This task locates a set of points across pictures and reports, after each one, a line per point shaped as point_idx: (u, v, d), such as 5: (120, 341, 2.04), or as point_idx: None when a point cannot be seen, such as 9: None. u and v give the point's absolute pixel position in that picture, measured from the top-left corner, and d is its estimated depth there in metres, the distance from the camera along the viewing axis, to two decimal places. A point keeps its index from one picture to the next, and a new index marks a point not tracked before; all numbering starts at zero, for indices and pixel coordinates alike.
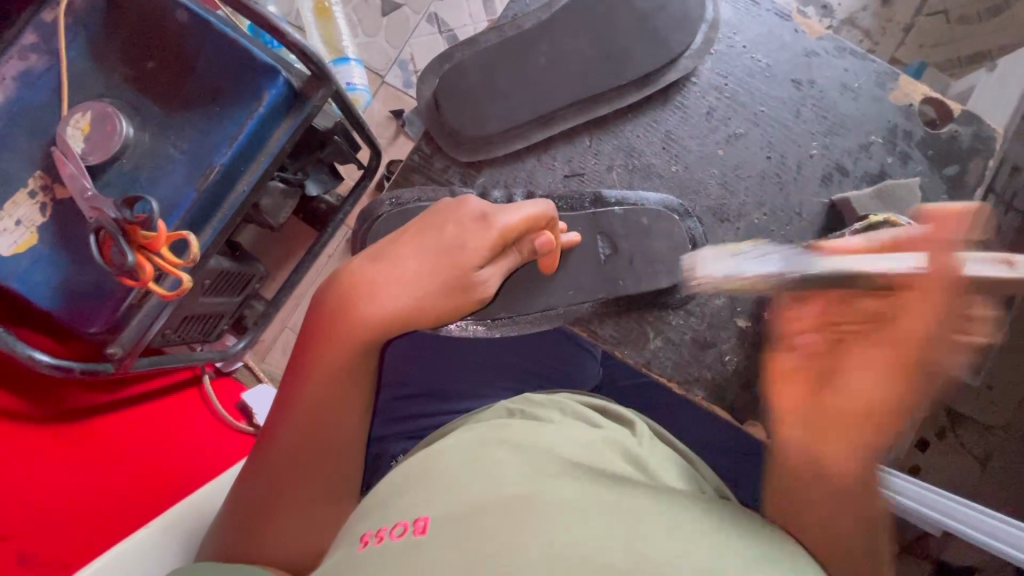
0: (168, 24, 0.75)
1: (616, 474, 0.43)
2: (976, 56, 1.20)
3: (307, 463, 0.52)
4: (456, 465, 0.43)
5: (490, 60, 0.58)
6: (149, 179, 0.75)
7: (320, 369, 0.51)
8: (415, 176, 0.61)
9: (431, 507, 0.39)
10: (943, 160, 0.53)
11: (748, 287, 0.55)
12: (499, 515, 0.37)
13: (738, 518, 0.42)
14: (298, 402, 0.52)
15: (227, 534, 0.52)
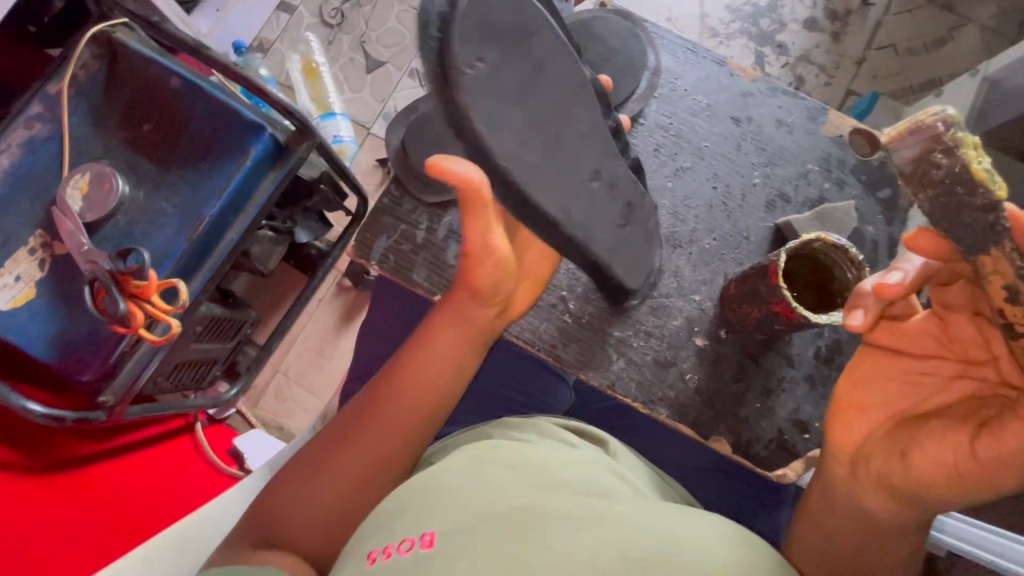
0: (162, 90, 0.81)
1: (598, 491, 0.45)
2: (927, 84, 1.27)
3: (358, 476, 0.53)
4: (451, 481, 0.45)
5: None
6: (143, 233, 0.79)
7: (448, 339, 0.53)
8: (386, 218, 0.60)
9: (436, 520, 0.42)
10: (875, 184, 0.58)
11: (704, 307, 0.55)
12: (502, 526, 0.40)
13: (710, 519, 0.44)
14: (409, 376, 0.54)
15: (273, 490, 0.54)
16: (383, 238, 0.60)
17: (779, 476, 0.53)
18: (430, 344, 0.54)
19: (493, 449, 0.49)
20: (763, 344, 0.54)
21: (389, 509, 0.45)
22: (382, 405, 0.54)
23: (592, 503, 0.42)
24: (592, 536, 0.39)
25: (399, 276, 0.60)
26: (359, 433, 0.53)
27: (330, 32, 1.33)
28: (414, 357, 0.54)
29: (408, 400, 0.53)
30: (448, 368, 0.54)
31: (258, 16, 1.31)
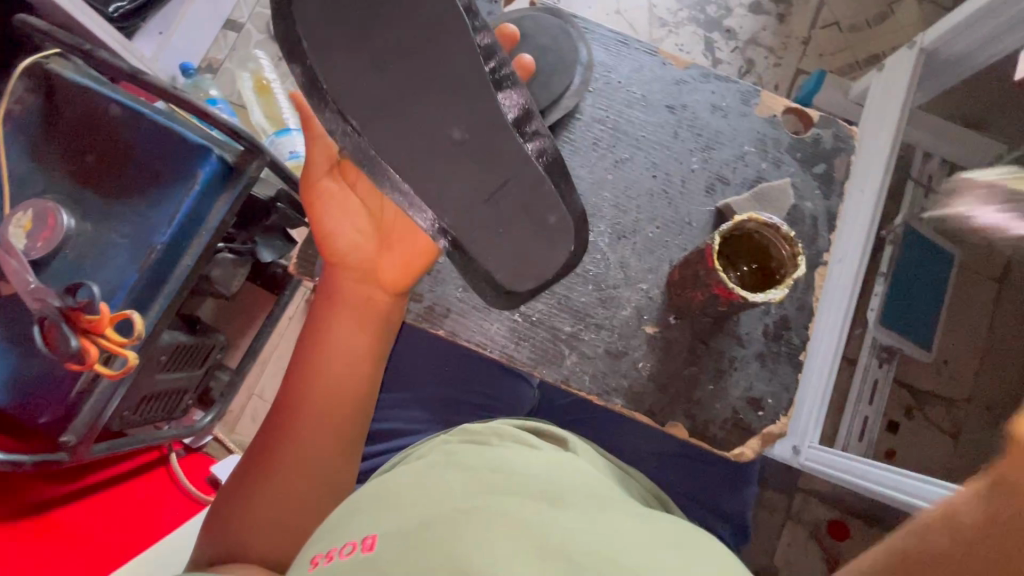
0: (102, 118, 0.80)
1: (546, 491, 0.45)
2: (872, 58, 1.30)
3: (292, 470, 0.56)
4: (402, 489, 0.46)
5: None
6: (93, 266, 0.77)
7: (344, 326, 0.59)
8: None
9: (378, 524, 0.43)
10: (810, 160, 0.60)
11: (652, 295, 0.56)
12: (442, 527, 0.40)
13: (669, 522, 0.45)
14: (320, 366, 0.58)
15: (225, 506, 0.56)
16: (324, 254, 0.62)
17: (737, 455, 0.54)
18: (320, 322, 0.59)
19: (456, 456, 0.50)
20: (712, 326, 0.55)
21: (340, 517, 0.46)
22: (291, 378, 0.59)
23: (535, 507, 0.42)
24: (536, 525, 0.40)
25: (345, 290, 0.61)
26: (284, 430, 0.57)
27: (279, 48, 1.32)
28: (309, 330, 0.60)
29: (320, 384, 0.58)
30: (338, 338, 0.58)
31: (203, 37, 1.29)
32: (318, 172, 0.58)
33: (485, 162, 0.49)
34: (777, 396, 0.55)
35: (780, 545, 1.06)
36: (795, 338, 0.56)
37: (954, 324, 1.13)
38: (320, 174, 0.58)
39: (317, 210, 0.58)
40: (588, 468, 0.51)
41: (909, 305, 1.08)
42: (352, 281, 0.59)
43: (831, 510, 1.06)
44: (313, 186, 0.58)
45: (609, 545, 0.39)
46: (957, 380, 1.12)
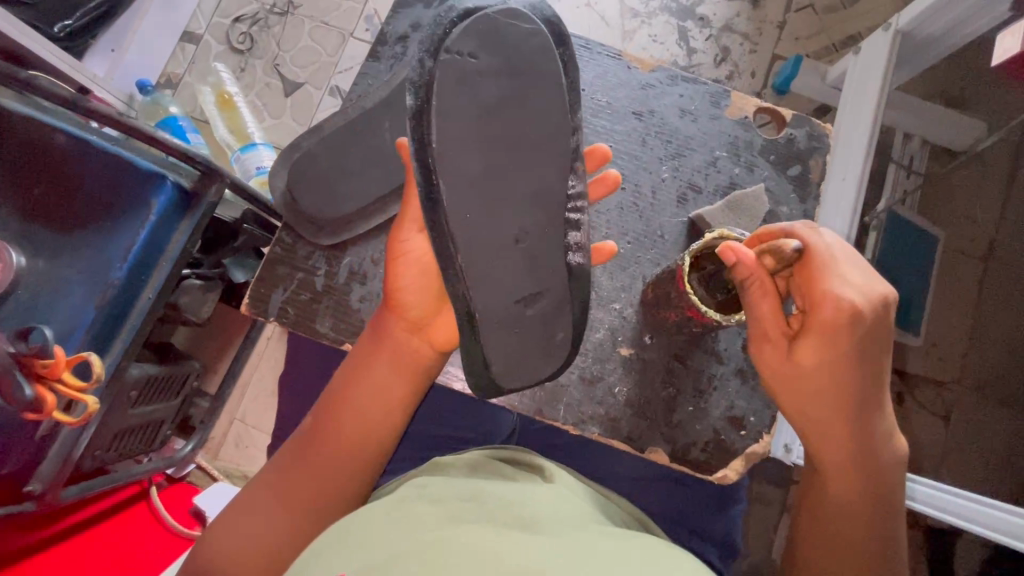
0: (47, 148, 0.76)
1: (519, 517, 0.44)
2: (847, 40, 1.28)
3: (295, 507, 0.51)
4: (372, 524, 0.44)
5: (338, 144, 0.56)
6: (46, 305, 0.74)
7: (392, 373, 0.53)
8: (282, 267, 0.59)
9: (348, 563, 0.40)
10: (784, 163, 0.58)
11: (626, 315, 0.55)
12: (412, 558, 0.38)
13: (657, 545, 0.43)
14: (361, 407, 0.53)
15: (220, 515, 0.52)
16: (280, 290, 0.58)
17: (721, 478, 0.53)
18: (363, 369, 0.53)
19: (423, 487, 0.49)
20: (687, 343, 0.54)
21: (304, 558, 0.44)
22: (330, 423, 0.53)
23: (507, 536, 0.40)
24: (512, 559, 0.38)
25: (302, 328, 0.58)
26: (303, 461, 0.52)
27: (240, 59, 1.27)
28: (354, 377, 0.54)
29: (359, 428, 0.53)
30: (388, 394, 0.53)
31: (160, 51, 1.25)
32: (409, 228, 0.51)
33: (438, 188, 0.46)
34: (759, 413, 0.54)
35: (777, 541, 1.05)
36: None
37: (942, 306, 1.11)
38: (410, 231, 0.51)
39: (393, 268, 0.51)
40: (570, 497, 0.49)
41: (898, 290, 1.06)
42: (408, 337, 0.53)
43: None
44: (398, 240, 0.52)
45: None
46: (946, 362, 1.09)
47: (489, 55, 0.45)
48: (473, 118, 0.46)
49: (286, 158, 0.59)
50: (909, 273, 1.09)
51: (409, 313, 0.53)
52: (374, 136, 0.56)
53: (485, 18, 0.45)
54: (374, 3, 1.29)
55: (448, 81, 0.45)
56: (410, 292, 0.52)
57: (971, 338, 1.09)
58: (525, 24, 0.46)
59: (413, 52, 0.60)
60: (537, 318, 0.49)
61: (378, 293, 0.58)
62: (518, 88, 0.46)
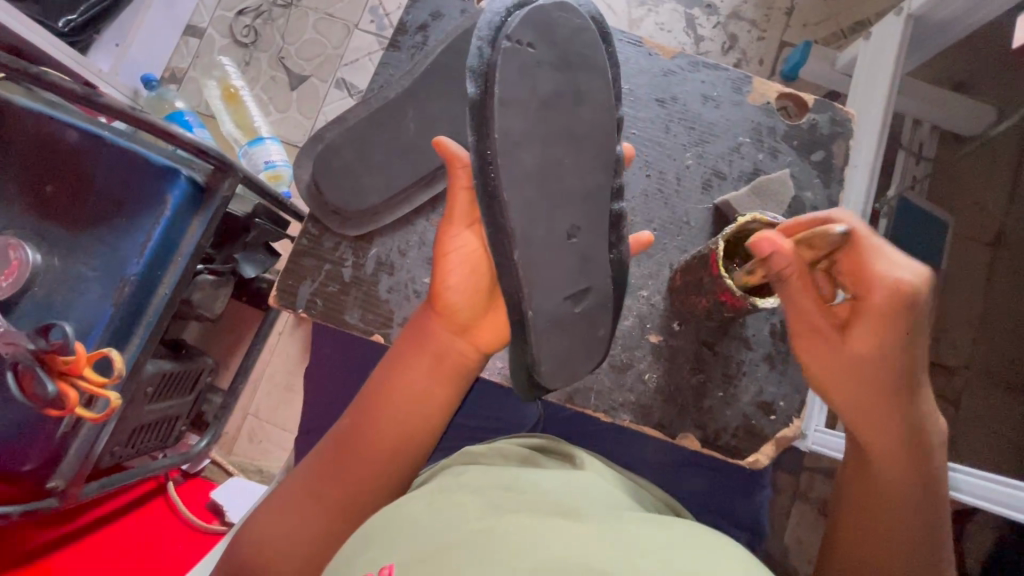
0: (59, 145, 0.75)
1: (557, 505, 0.44)
2: (857, 25, 1.27)
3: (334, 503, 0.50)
4: (413, 514, 0.44)
5: (362, 135, 0.55)
6: (64, 303, 0.73)
7: (434, 370, 0.53)
8: (307, 259, 0.59)
9: (394, 553, 0.40)
10: (808, 147, 0.58)
11: (655, 302, 0.56)
12: (457, 551, 0.38)
13: (699, 531, 0.43)
14: (402, 404, 0.52)
15: (260, 509, 0.52)
16: (306, 282, 0.59)
17: (753, 462, 0.55)
18: (402, 369, 0.53)
19: (456, 479, 0.48)
20: (715, 331, 0.56)
21: (345, 554, 0.44)
22: (369, 426, 0.52)
23: (549, 523, 0.41)
24: (556, 546, 0.38)
25: (330, 320, 0.58)
26: (341, 456, 0.51)
27: (245, 52, 1.26)
28: (394, 377, 0.53)
29: (402, 424, 0.52)
30: (429, 395, 0.53)
31: (164, 45, 1.24)
32: (459, 225, 0.52)
33: (496, 183, 0.45)
34: (788, 398, 0.56)
35: (789, 526, 1.06)
36: None
37: (951, 292, 1.12)
38: (459, 228, 0.51)
39: (442, 264, 0.51)
40: (602, 484, 0.49)
41: None
42: (450, 337, 0.53)
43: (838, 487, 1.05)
44: (445, 238, 0.52)
45: (635, 560, 0.36)
46: (955, 347, 1.10)
47: (545, 46, 0.45)
48: (528, 109, 0.45)
49: (308, 150, 0.58)
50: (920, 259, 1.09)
51: (452, 314, 0.52)
52: (397, 126, 0.55)
53: (539, 11, 0.45)
54: None
55: (505, 71, 0.44)
56: (459, 290, 0.52)
57: (980, 323, 1.09)
58: (576, 17, 0.46)
59: (432, 41, 0.60)
60: (585, 316, 0.49)
61: (405, 284, 0.59)
62: (571, 83, 0.46)
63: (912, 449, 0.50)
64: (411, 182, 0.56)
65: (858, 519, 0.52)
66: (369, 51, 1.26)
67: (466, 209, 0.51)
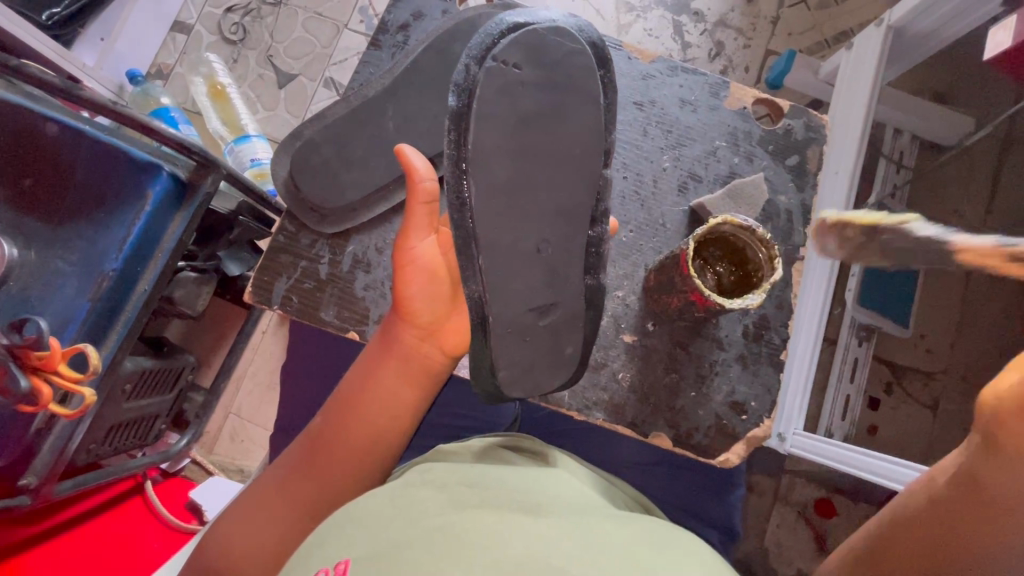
0: (40, 138, 0.74)
1: (523, 500, 0.44)
2: (840, 35, 1.29)
3: (297, 508, 0.50)
4: (376, 509, 0.45)
5: (340, 133, 0.56)
6: (40, 297, 0.72)
7: (400, 375, 0.53)
8: (285, 256, 0.59)
9: (352, 548, 0.41)
10: (782, 152, 0.59)
11: (630, 302, 0.56)
12: (419, 545, 0.39)
13: (663, 527, 0.43)
14: (367, 409, 0.52)
15: (224, 516, 0.52)
16: (283, 279, 0.59)
17: (723, 461, 0.56)
18: (369, 372, 0.53)
19: (426, 474, 0.49)
20: (689, 331, 0.57)
21: (310, 545, 0.44)
22: (339, 428, 0.52)
23: (512, 519, 0.41)
24: (510, 544, 0.38)
25: (307, 316, 0.58)
26: (306, 462, 0.51)
27: (233, 50, 1.26)
28: (361, 380, 0.53)
29: (366, 430, 0.52)
30: (396, 400, 0.53)
31: (150, 40, 1.23)
32: (417, 232, 0.52)
33: (466, 190, 0.46)
34: (760, 398, 0.56)
35: (769, 527, 1.07)
36: (774, 336, 0.58)
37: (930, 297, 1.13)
38: (419, 239, 0.52)
39: (402, 276, 0.51)
40: (573, 482, 0.49)
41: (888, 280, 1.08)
42: (416, 343, 0.53)
43: (817, 489, 1.07)
44: (404, 249, 0.52)
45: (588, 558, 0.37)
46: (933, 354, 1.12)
47: (531, 67, 0.46)
48: (505, 124, 0.46)
49: (286, 147, 0.58)
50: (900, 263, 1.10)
51: (417, 319, 0.52)
52: (376, 124, 0.56)
53: (532, 35, 0.46)
54: None
55: (490, 87, 0.46)
56: (425, 297, 0.52)
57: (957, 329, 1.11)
58: (570, 42, 0.47)
59: (413, 41, 0.60)
60: (548, 329, 0.50)
61: (382, 282, 0.59)
62: (553, 102, 0.47)
63: None
64: (390, 179, 0.57)
65: None
66: (358, 50, 1.26)
67: (426, 220, 0.52)
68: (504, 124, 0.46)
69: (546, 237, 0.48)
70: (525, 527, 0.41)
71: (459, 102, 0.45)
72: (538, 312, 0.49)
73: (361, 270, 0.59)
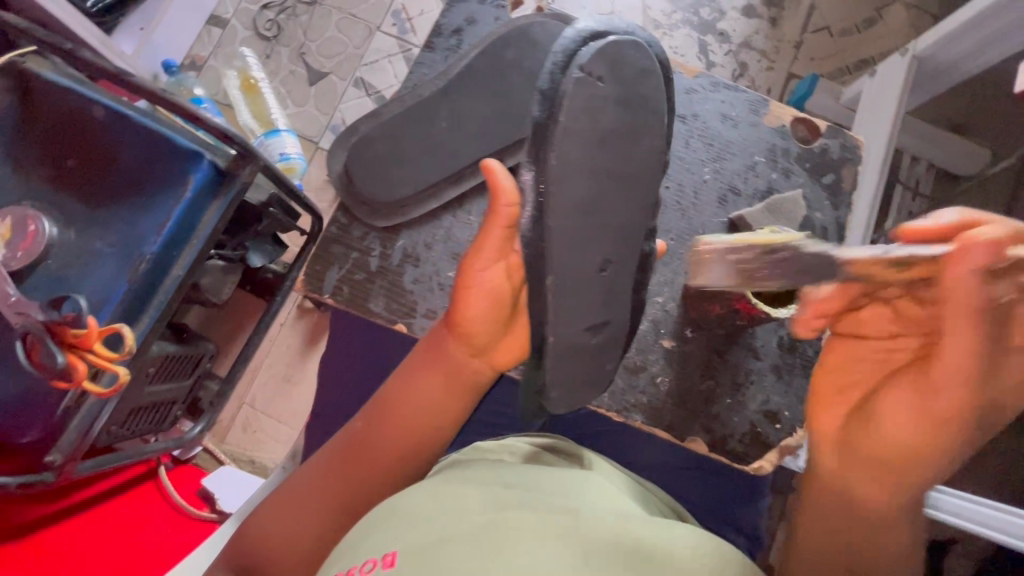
0: (86, 121, 0.76)
1: (565, 505, 0.45)
2: (860, 64, 1.32)
3: (339, 507, 0.50)
4: (419, 503, 0.46)
5: (397, 129, 0.60)
6: (78, 276, 0.73)
7: (450, 384, 0.54)
8: (335, 248, 0.61)
9: (398, 540, 0.42)
10: (820, 170, 0.61)
11: (669, 307, 0.61)
12: (465, 543, 0.40)
13: (708, 540, 0.44)
14: (412, 416, 0.53)
15: (260, 506, 0.52)
16: (334, 269, 0.61)
17: (757, 468, 0.60)
18: (413, 382, 0.54)
19: (467, 471, 0.50)
20: (726, 340, 0.61)
21: (353, 537, 0.45)
22: (382, 430, 0.52)
23: (554, 519, 0.42)
24: (557, 552, 0.39)
25: (355, 307, 0.61)
26: (348, 463, 0.51)
27: (267, 45, 1.28)
28: (406, 389, 0.54)
29: (412, 436, 0.53)
30: (444, 407, 0.54)
31: (188, 32, 1.25)
32: (484, 259, 0.52)
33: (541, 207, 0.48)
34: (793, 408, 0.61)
35: (774, 545, 1.07)
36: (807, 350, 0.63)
37: None
38: (486, 265, 0.52)
39: (466, 297, 0.52)
40: (610, 487, 0.50)
41: None
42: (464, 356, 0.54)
43: None
44: (470, 274, 0.53)
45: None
46: None
47: (611, 81, 0.48)
48: (588, 141, 0.48)
49: (341, 142, 0.62)
50: None
51: (469, 334, 0.53)
52: (428, 123, 0.59)
53: (612, 44, 0.48)
54: None
55: (574, 100, 0.47)
56: (482, 313, 0.53)
57: None
58: (645, 58, 0.49)
59: (466, 44, 0.62)
60: (591, 339, 0.52)
61: (430, 276, 0.61)
62: (629, 121, 0.49)
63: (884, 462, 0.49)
64: (440, 177, 0.60)
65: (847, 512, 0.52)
66: (389, 53, 1.28)
67: (499, 247, 0.52)
68: (575, 135, 0.47)
69: (611, 257, 0.50)
70: (571, 530, 0.42)
71: (545, 113, 0.47)
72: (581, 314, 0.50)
73: (409, 262, 0.61)
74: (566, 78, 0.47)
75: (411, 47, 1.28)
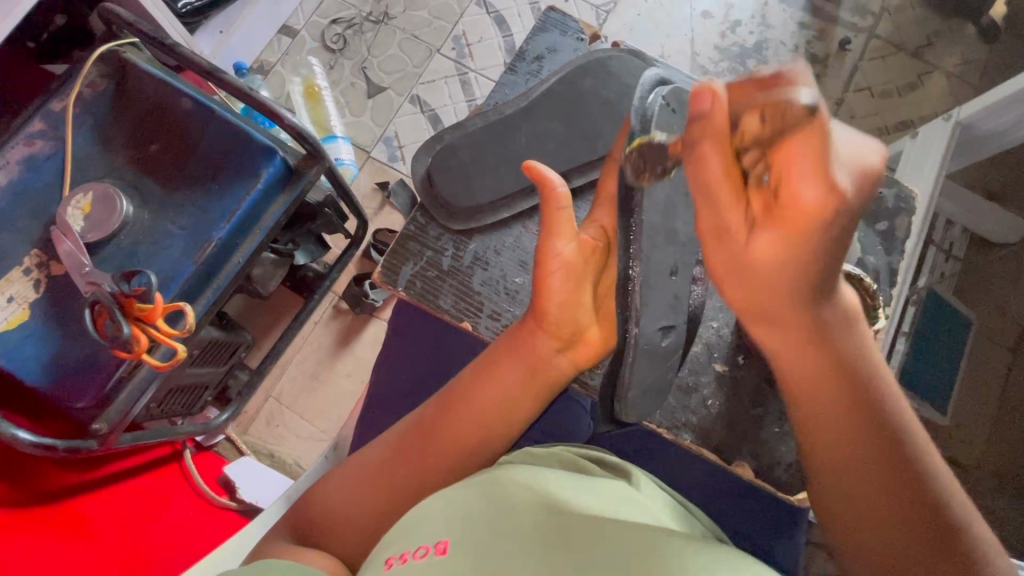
0: (173, 109, 0.81)
1: (613, 513, 0.47)
2: (900, 125, 1.35)
3: (401, 489, 0.55)
4: (469, 499, 0.48)
5: (481, 143, 0.69)
6: (147, 254, 0.77)
7: (521, 384, 0.57)
8: (412, 244, 0.71)
9: (450, 530, 0.44)
10: (874, 218, 0.70)
11: (722, 332, 0.71)
12: (520, 541, 0.42)
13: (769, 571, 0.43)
14: (480, 407, 0.57)
15: (323, 478, 0.58)
16: (409, 264, 0.70)
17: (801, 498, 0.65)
18: (489, 379, 0.57)
19: (526, 470, 0.52)
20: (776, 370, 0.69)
21: (408, 524, 0.47)
22: (449, 420, 0.56)
23: (608, 527, 0.44)
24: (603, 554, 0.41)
25: (424, 301, 0.69)
26: (413, 445, 0.56)
27: (332, 57, 1.35)
28: (480, 382, 0.57)
29: (482, 428, 0.57)
30: (515, 404, 0.57)
31: (259, 38, 1.32)
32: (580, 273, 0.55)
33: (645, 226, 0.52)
34: None
35: None
36: None
37: (969, 387, 1.13)
38: (564, 242, 0.55)
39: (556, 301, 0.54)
40: (654, 505, 0.52)
41: (931, 364, 1.09)
42: (549, 352, 0.57)
43: None
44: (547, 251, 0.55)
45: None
46: (968, 444, 1.10)
47: (680, 113, 0.58)
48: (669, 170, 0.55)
49: (426, 149, 0.71)
50: (945, 348, 1.11)
51: (557, 330, 0.56)
52: (509, 138, 0.69)
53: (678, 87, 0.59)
54: (464, 25, 1.37)
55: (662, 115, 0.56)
56: (565, 307, 0.56)
57: (994, 425, 1.11)
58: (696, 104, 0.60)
59: (546, 70, 0.75)
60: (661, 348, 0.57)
61: (497, 279, 0.70)
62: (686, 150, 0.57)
63: (849, 398, 0.49)
64: (514, 188, 0.69)
65: (849, 492, 0.50)
66: (446, 74, 1.34)
67: (566, 225, 0.55)
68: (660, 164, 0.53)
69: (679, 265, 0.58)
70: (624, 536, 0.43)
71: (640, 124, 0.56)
72: (628, 307, 0.55)
73: (479, 265, 0.70)
74: (650, 98, 0.57)
75: (467, 72, 1.34)
